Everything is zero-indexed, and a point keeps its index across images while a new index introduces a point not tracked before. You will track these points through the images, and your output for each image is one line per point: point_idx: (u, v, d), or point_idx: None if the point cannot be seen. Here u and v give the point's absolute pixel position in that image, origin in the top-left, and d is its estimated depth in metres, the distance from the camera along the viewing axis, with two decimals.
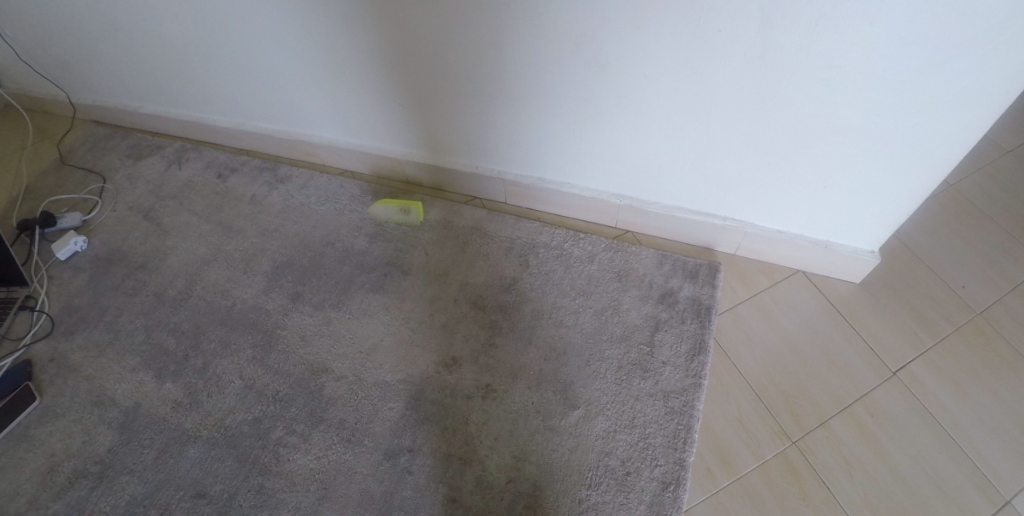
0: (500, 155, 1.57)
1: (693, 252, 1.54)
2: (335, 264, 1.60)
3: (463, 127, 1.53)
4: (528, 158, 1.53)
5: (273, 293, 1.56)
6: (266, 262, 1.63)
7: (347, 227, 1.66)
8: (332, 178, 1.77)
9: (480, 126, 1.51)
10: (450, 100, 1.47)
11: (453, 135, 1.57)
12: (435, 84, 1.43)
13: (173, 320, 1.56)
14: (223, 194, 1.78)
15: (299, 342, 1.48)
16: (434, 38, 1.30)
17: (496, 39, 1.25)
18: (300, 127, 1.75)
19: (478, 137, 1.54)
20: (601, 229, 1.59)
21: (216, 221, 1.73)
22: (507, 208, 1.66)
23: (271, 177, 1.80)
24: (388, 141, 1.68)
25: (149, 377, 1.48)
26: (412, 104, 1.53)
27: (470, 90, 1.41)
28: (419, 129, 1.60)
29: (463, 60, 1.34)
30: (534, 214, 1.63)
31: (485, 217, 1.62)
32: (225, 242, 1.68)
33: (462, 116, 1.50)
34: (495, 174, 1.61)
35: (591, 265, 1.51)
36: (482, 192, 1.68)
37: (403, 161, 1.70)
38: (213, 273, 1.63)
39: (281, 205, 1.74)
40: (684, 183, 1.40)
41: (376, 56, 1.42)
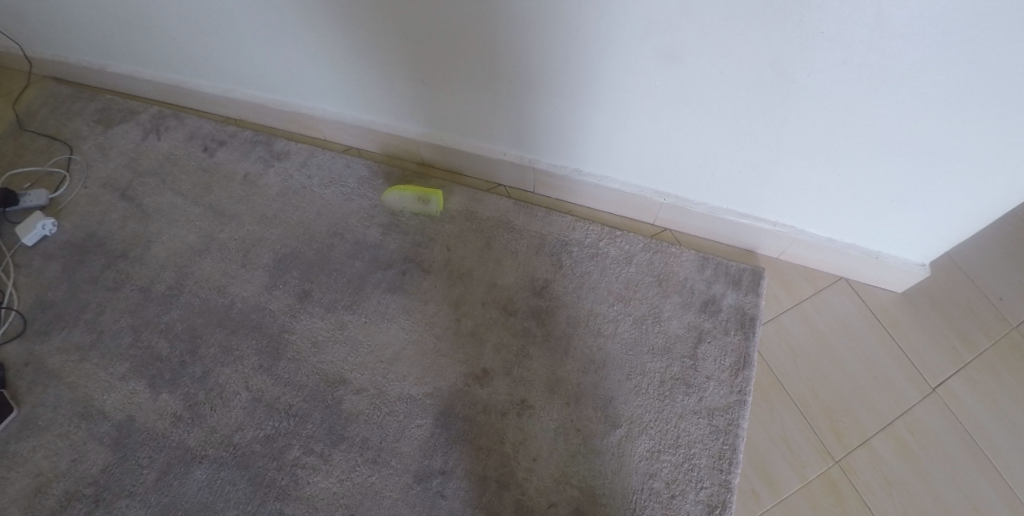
0: (530, 145, 1.42)
1: (734, 254, 1.46)
2: (346, 259, 1.45)
3: (490, 113, 1.37)
4: (562, 149, 1.40)
5: (278, 291, 1.42)
6: (267, 254, 1.47)
7: (357, 216, 1.50)
8: (336, 156, 1.60)
9: (511, 113, 1.35)
10: (479, 83, 1.30)
11: (478, 121, 1.41)
12: (464, 64, 1.26)
13: (164, 320, 1.40)
14: (214, 173, 1.59)
15: (311, 349, 1.35)
16: (471, 11, 1.13)
17: (547, 17, 1.10)
18: (297, 97, 1.54)
19: (506, 124, 1.39)
20: (638, 225, 1.49)
21: (206, 204, 1.55)
22: (534, 199, 1.53)
23: (268, 153, 1.61)
24: (399, 120, 1.50)
25: (141, 386, 1.34)
26: (435, 85, 1.36)
27: (506, 73, 1.25)
28: (439, 112, 1.43)
29: (503, 39, 1.17)
30: (565, 207, 1.51)
31: (512, 209, 1.50)
32: (218, 229, 1.51)
33: (491, 102, 1.34)
34: (523, 163, 1.46)
35: (628, 267, 1.42)
36: (508, 179, 1.53)
37: (418, 142, 1.53)
38: (207, 266, 1.47)
39: (280, 186, 1.56)
40: (738, 183, 1.32)
41: (398, 28, 1.23)
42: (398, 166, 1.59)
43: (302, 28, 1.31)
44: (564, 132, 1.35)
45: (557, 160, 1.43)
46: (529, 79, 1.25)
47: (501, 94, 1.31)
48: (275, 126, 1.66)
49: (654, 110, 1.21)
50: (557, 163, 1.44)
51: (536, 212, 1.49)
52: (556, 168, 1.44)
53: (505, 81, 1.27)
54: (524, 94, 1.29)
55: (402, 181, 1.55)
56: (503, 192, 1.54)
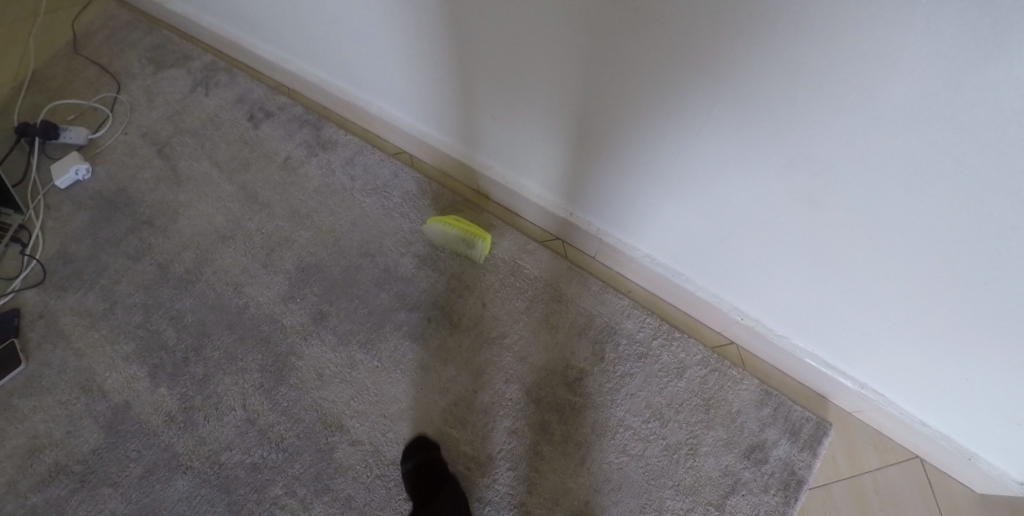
0: (601, 215, 1.26)
1: (803, 397, 1.30)
2: (370, 287, 1.32)
3: (565, 173, 1.21)
4: (635, 231, 1.23)
5: (294, 306, 1.32)
6: (291, 260, 1.36)
7: (394, 238, 1.36)
8: (389, 160, 1.44)
9: (588, 181, 1.18)
10: (561, 141, 1.13)
11: (550, 175, 1.25)
12: (551, 117, 1.09)
13: (176, 307, 1.33)
14: (258, 151, 1.47)
15: (315, 382, 1.25)
16: (577, 68, 0.95)
17: (660, 105, 0.91)
18: (371, 93, 1.41)
19: (578, 187, 1.22)
20: (701, 329, 1.33)
21: (241, 184, 1.44)
22: (593, 269, 1.37)
23: (315, 140, 1.47)
24: (468, 146, 1.35)
25: (143, 373, 1.28)
26: (513, 126, 1.19)
27: (593, 141, 1.08)
28: (509, 153, 1.27)
29: (601, 108, 0.99)
30: (624, 284, 1.35)
31: (563, 272, 1.33)
32: (246, 216, 1.41)
33: (569, 163, 1.17)
34: (590, 230, 1.30)
35: (678, 382, 1.27)
36: (570, 237, 1.37)
37: (483, 176, 1.38)
38: (229, 257, 1.37)
39: (320, 182, 1.43)
40: (838, 337, 1.12)
41: (490, 56, 1.06)
42: (451, 187, 1.43)
43: (395, 25, 1.16)
44: (640, 217, 1.18)
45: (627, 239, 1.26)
46: (617, 156, 1.07)
47: (581, 159, 1.14)
48: (333, 108, 1.52)
49: (752, 237, 1.02)
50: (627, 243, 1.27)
51: (590, 285, 1.33)
52: (626, 247, 1.28)
53: (590, 148, 1.10)
54: (607, 169, 1.12)
55: (450, 211, 1.38)
56: (559, 250, 1.37)
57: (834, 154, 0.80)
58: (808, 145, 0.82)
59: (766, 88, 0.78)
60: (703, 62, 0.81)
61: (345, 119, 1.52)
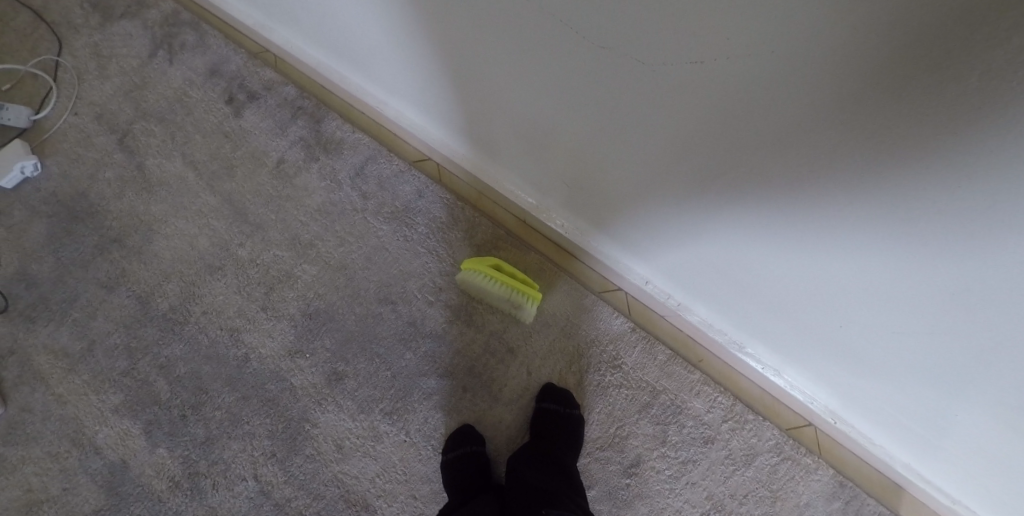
0: (654, 268, 1.06)
1: (877, 487, 1.09)
2: (393, 344, 1.10)
3: (617, 221, 0.99)
4: (695, 291, 1.04)
5: (303, 363, 1.11)
6: (296, 303, 1.11)
7: (420, 282, 1.11)
8: (414, 174, 1.14)
9: (647, 236, 0.97)
10: (623, 192, 0.90)
11: (594, 218, 1.03)
12: (619, 171, 0.86)
13: (165, 355, 1.13)
14: (242, 148, 1.15)
15: (335, 454, 1.10)
16: (678, 135, 0.72)
17: (779, 195, 0.71)
18: (382, 90, 1.09)
19: (632, 237, 1.00)
20: (778, 407, 1.14)
21: (224, 193, 1.14)
22: (659, 330, 1.17)
23: (315, 138, 1.15)
24: (506, 181, 1.09)
25: (137, 429, 1.12)
26: (562, 165, 0.94)
27: (667, 206, 0.86)
28: (545, 186, 1.03)
29: (694, 178, 0.77)
30: (696, 354, 1.17)
31: (625, 335, 1.15)
32: (235, 238, 1.13)
33: (625, 214, 0.95)
34: (665, 302, 1.13)
35: (744, 471, 1.10)
36: (639, 294, 1.16)
37: (533, 215, 1.13)
38: (219, 295, 1.12)
39: (323, 198, 1.13)
40: (934, 457, 0.98)
41: (551, 93, 0.80)
42: (489, 214, 1.15)
43: (397, 25, 0.88)
44: (706, 283, 0.99)
45: (682, 295, 1.08)
46: (693, 227, 0.86)
47: (644, 215, 0.92)
48: (335, 89, 1.17)
49: (849, 340, 0.87)
50: (685, 300, 1.09)
51: (657, 355, 1.15)
52: (711, 328, 1.12)
53: (661, 211, 0.88)
54: (676, 234, 0.91)
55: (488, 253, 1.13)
56: (622, 305, 1.17)
57: (994, 298, 0.65)
58: (961, 285, 0.66)
59: (912, 192, 0.60)
60: (867, 170, 0.61)
61: (350, 106, 1.17)
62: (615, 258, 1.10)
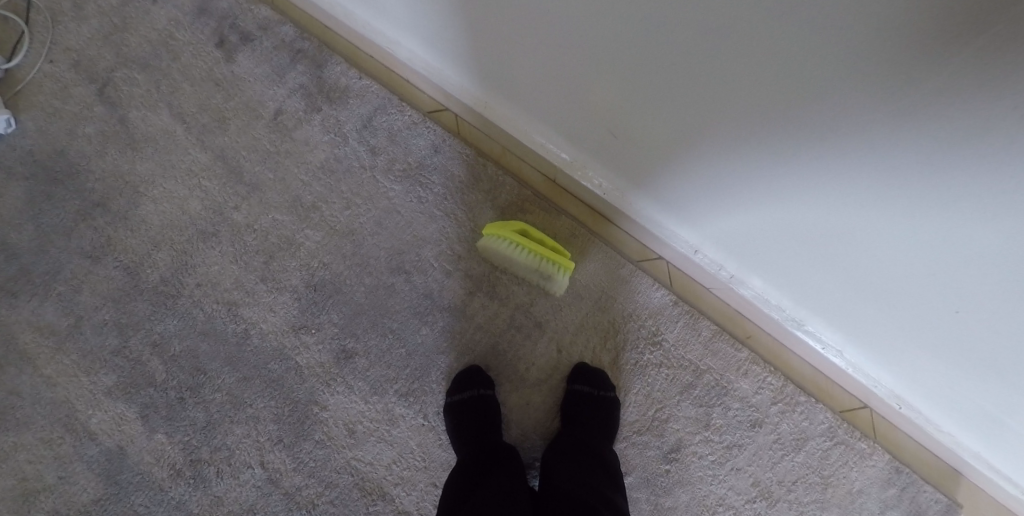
0: (703, 234, 0.91)
1: (934, 472, 0.99)
2: (408, 319, 0.99)
3: (663, 179, 0.84)
4: (752, 262, 0.90)
5: (308, 340, 1.00)
6: (298, 273, 0.99)
7: (438, 249, 0.98)
8: (428, 126, 1.00)
9: (699, 197, 0.82)
10: (675, 144, 0.75)
11: (633, 175, 0.88)
12: (673, 117, 0.70)
13: (159, 332, 1.03)
14: (234, 98, 1.02)
15: (347, 439, 1.00)
16: (762, 69, 0.56)
17: (866, 140, 0.56)
18: (393, 27, 0.93)
19: (681, 197, 0.85)
20: (832, 388, 1.02)
21: (216, 150, 1.01)
22: (703, 304, 1.03)
23: (316, 86, 1.00)
24: (535, 133, 0.94)
25: (133, 413, 1.03)
26: (602, 111, 0.79)
27: (729, 162, 0.71)
28: (578, 136, 0.88)
29: (772, 127, 0.62)
30: (742, 328, 1.03)
31: (666, 309, 1.02)
32: (230, 202, 1.00)
33: (674, 170, 0.80)
34: (713, 272, 0.98)
35: (793, 456, 1.00)
36: (681, 263, 1.02)
37: (564, 171, 0.98)
38: (215, 265, 1.01)
39: (327, 155, 0.99)
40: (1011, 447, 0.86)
41: (595, 18, 0.64)
42: (514, 172, 1.01)
43: None
44: (768, 254, 0.85)
45: (733, 266, 0.94)
46: (760, 187, 0.71)
47: (697, 172, 0.77)
48: (339, 29, 1.02)
49: (941, 321, 0.73)
50: (737, 272, 0.95)
51: (701, 331, 1.02)
52: (764, 303, 0.97)
53: (720, 167, 0.73)
54: (736, 195, 0.76)
55: (512, 217, 1.00)
56: (663, 276, 1.03)
57: None
58: None
59: None
60: (1013, 118, 0.46)
61: (356, 48, 1.02)
62: (658, 221, 0.95)
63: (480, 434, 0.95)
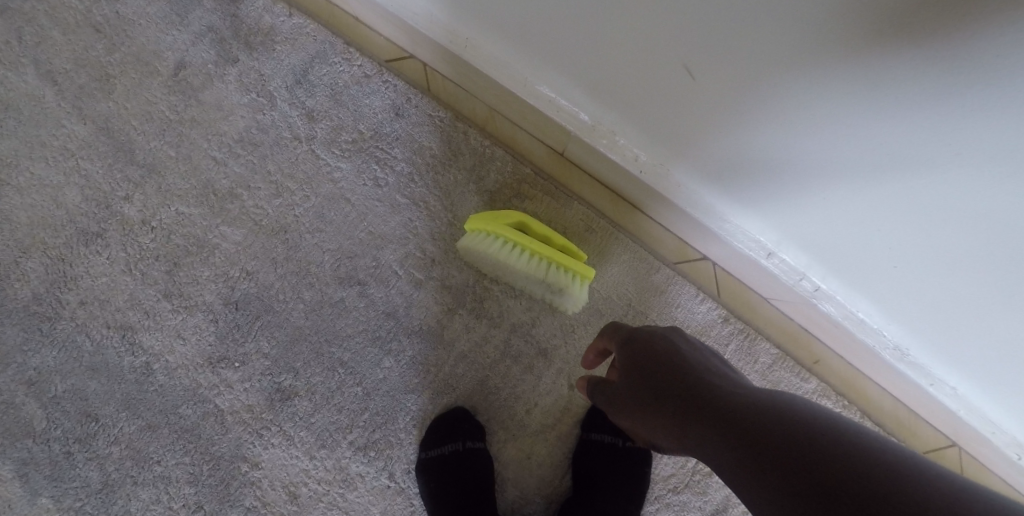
0: (786, 229, 0.61)
1: None
2: (364, 346, 0.72)
3: (740, 149, 0.54)
4: (826, 256, 0.62)
5: (230, 376, 0.73)
6: (213, 286, 0.72)
7: (403, 250, 0.72)
8: (385, 80, 0.72)
9: (798, 174, 0.52)
10: (774, 88, 0.44)
11: (690, 142, 0.58)
12: (777, 39, 0.39)
13: (34, 366, 0.75)
14: (121, 49, 0.74)
15: (288, 507, 0.73)
16: None
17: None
18: None
19: (762, 175, 0.55)
20: (917, 424, 0.77)
21: (98, 120, 0.74)
22: (761, 320, 0.77)
23: (230, 28, 0.73)
24: (540, 80, 0.63)
25: (7, 473, 0.75)
26: (642, 43, 0.48)
27: (882, 111, 0.40)
28: (605, 85, 0.58)
29: (1003, 25, 0.31)
30: (809, 351, 0.77)
31: (713, 330, 0.76)
32: (120, 190, 0.73)
33: (765, 136, 0.50)
34: (789, 285, 0.70)
35: None
36: (731, 267, 0.74)
37: (581, 140, 0.68)
38: (103, 277, 0.74)
39: (248, 122, 0.72)
40: None
41: None
42: (507, 143, 0.74)
43: None
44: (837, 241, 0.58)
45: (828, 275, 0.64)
46: (934, 151, 0.41)
47: (808, 136, 0.46)
48: None
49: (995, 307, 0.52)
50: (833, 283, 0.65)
51: (759, 359, 0.77)
52: (859, 327, 0.69)
53: (860, 123, 0.42)
54: (877, 170, 0.45)
55: (505, 206, 0.73)
56: (708, 283, 0.76)
57: None
58: None
59: None
60: None
61: None
62: (717, 210, 0.65)
63: (467, 501, 0.72)
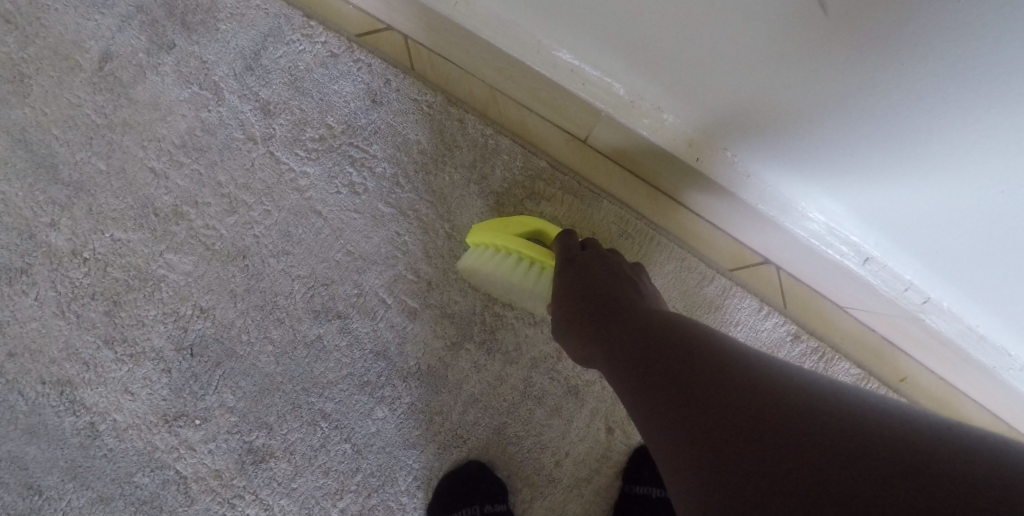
0: (903, 230, 0.45)
1: None
2: (351, 394, 0.58)
3: (871, 124, 0.38)
4: (933, 255, 0.46)
5: (191, 436, 0.59)
6: (162, 328, 0.59)
7: (392, 271, 0.58)
8: (356, 58, 0.58)
9: (958, 150, 0.36)
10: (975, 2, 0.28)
11: (781, 120, 0.42)
12: None
13: None
14: (36, 41, 0.59)
15: None
16: None
17: None
18: None
19: (890, 158, 0.40)
20: None
21: (12, 130, 0.59)
22: (835, 334, 0.61)
23: (164, 6, 0.59)
24: (558, 41, 0.48)
25: None
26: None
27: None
28: (659, 51, 0.42)
29: None
30: (895, 370, 0.61)
31: (780, 351, 0.61)
32: (42, 213, 0.59)
33: (916, 91, 0.34)
34: (890, 297, 0.53)
35: None
36: (797, 270, 0.59)
37: (610, 120, 0.53)
38: (32, 321, 0.59)
39: (191, 123, 0.58)
40: None
41: None
42: (512, 126, 0.59)
43: None
44: (904, 223, 0.45)
45: (948, 286, 0.49)
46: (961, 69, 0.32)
47: (1009, 79, 0.31)
48: None
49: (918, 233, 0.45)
50: (959, 298, 0.49)
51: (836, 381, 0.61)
52: (978, 348, 0.53)
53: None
54: None
55: (515, 210, 0.58)
56: (771, 291, 0.60)
57: None
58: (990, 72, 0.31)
59: None
60: None
61: None
62: (798, 206, 0.49)
63: None
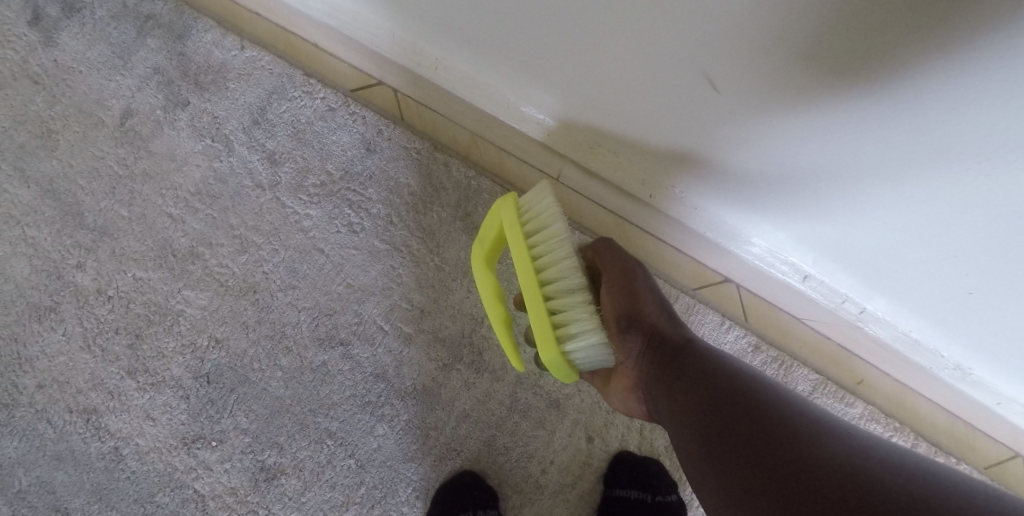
0: (830, 252, 0.53)
1: None
2: (354, 413, 0.64)
3: (782, 176, 0.46)
4: (858, 273, 0.54)
5: (208, 456, 0.64)
6: (180, 359, 0.64)
7: (389, 302, 0.64)
8: (352, 112, 0.64)
9: (854, 188, 0.43)
10: (821, 91, 0.36)
11: (714, 171, 0.50)
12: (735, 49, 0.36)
13: None
14: (63, 101, 0.65)
15: None
16: None
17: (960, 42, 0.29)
18: None
19: (808, 195, 0.47)
20: (976, 437, 0.66)
21: (41, 181, 0.65)
22: (794, 343, 0.67)
23: (179, 68, 0.65)
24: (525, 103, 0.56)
25: None
26: (654, 59, 0.41)
27: (966, 94, 0.32)
28: (609, 116, 0.50)
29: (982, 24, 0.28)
30: (852, 374, 0.66)
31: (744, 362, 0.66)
32: (70, 256, 0.64)
33: (809, 154, 0.42)
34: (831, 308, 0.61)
35: None
36: (756, 285, 0.65)
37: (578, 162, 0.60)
38: (60, 355, 0.64)
39: (205, 172, 0.64)
40: None
41: None
42: (493, 167, 0.65)
43: None
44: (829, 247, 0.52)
45: (873, 298, 0.56)
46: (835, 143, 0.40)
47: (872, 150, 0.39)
48: None
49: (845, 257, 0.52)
50: (888, 308, 0.56)
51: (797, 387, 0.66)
52: (911, 348, 0.60)
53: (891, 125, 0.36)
54: (929, 169, 0.38)
55: None
56: (733, 306, 0.67)
57: None
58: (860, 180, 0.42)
59: None
60: None
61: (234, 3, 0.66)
62: (742, 235, 0.56)
63: None
